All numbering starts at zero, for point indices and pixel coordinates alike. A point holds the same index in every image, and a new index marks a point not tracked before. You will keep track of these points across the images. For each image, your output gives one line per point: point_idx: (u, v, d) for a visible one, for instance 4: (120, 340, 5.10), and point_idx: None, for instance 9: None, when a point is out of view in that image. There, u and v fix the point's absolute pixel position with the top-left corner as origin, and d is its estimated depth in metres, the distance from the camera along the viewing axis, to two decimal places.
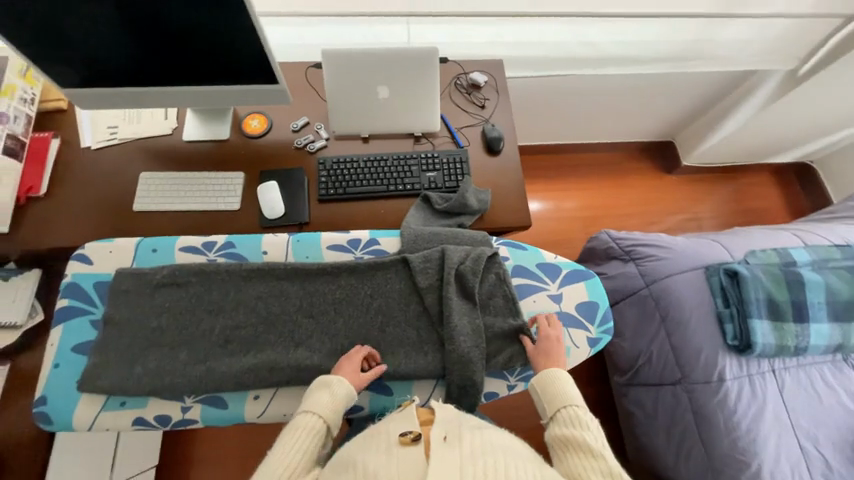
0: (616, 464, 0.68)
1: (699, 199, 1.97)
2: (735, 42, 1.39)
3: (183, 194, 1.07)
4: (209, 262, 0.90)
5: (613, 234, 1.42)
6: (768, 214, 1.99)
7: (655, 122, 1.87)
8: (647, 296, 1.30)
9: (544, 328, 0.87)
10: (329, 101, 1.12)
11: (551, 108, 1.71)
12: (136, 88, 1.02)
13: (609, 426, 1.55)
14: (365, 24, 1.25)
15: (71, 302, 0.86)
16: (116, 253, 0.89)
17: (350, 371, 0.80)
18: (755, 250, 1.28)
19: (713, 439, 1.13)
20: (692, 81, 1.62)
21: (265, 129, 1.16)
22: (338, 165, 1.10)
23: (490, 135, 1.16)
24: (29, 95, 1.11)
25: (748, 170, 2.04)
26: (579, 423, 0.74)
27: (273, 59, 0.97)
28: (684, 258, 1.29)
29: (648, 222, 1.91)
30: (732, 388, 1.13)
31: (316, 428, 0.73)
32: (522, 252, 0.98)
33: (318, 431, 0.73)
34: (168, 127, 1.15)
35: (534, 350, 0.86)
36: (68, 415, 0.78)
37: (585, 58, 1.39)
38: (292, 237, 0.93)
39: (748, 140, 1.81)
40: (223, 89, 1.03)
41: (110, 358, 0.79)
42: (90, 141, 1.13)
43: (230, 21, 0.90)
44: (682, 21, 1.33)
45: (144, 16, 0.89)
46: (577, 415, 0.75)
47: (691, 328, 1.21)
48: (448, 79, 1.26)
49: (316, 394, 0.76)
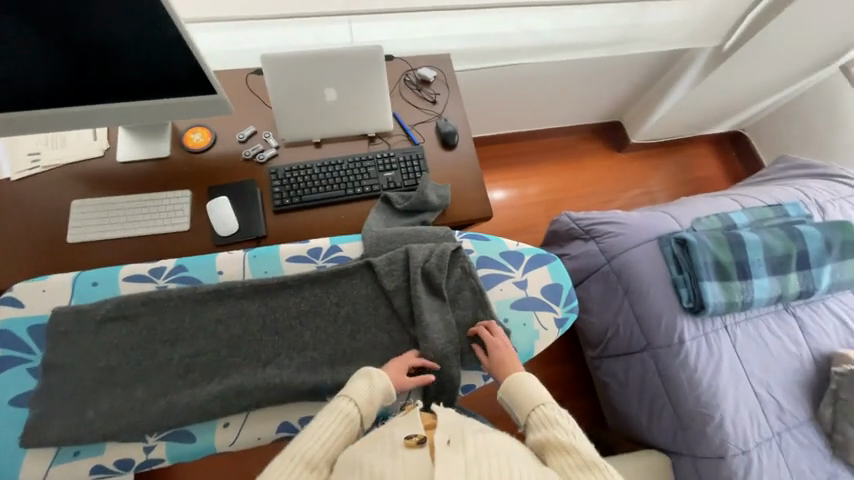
0: (590, 454, 0.68)
1: (648, 174, 2.09)
2: (664, 23, 1.47)
3: (124, 219, 0.99)
4: (159, 289, 0.84)
5: (572, 216, 1.47)
6: (710, 182, 2.13)
7: (602, 104, 1.95)
8: (609, 271, 1.36)
9: (489, 337, 0.86)
10: (275, 108, 1.08)
11: (503, 98, 1.74)
12: (53, 109, 0.93)
13: (588, 398, 1.62)
14: (304, 25, 1.21)
15: (3, 352, 0.78)
16: (50, 292, 0.81)
17: (397, 374, 0.81)
18: (700, 218, 1.37)
19: (681, 399, 1.21)
20: (631, 62, 1.70)
21: (209, 142, 1.10)
22: (291, 173, 1.06)
23: (444, 130, 1.16)
24: None
25: (689, 142, 2.18)
26: (549, 422, 0.75)
27: (207, 68, 0.91)
28: (639, 231, 1.36)
29: (605, 200, 2.00)
30: (692, 348, 1.21)
31: (351, 414, 0.73)
32: (485, 242, 0.99)
33: (352, 420, 0.73)
34: (98, 149, 1.07)
35: (489, 362, 0.86)
36: (13, 476, 0.71)
37: (529, 47, 1.42)
38: (249, 253, 0.89)
39: (686, 114, 1.93)
40: (155, 103, 0.96)
41: (55, 406, 0.73)
42: (8, 172, 1.02)
43: (153, 30, 0.84)
44: (615, 6, 1.38)
45: (52, 31, 0.81)
46: (547, 414, 0.76)
47: (651, 297, 1.27)
48: (397, 77, 1.24)
49: (359, 383, 0.77)
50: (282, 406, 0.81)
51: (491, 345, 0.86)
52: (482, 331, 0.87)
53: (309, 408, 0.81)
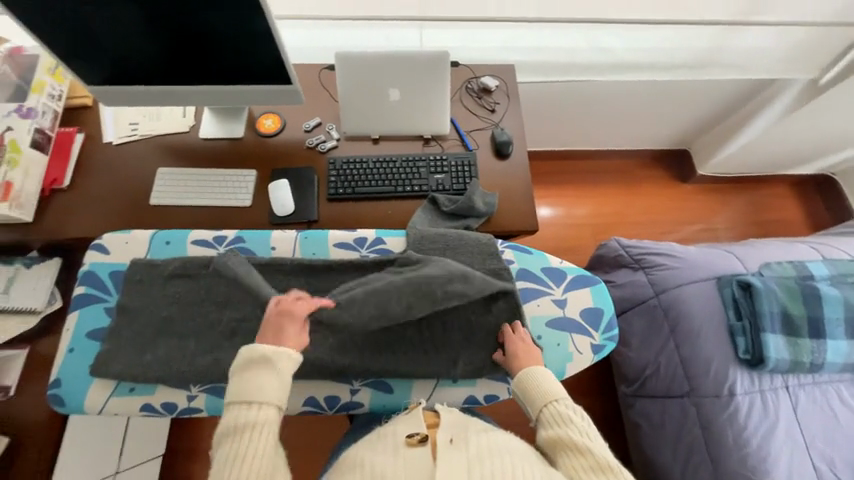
0: (603, 454, 0.68)
1: (713, 209, 1.93)
2: (752, 50, 1.37)
3: (198, 190, 1.10)
4: (219, 256, 0.92)
5: (622, 242, 1.40)
6: (786, 226, 1.93)
7: (670, 130, 1.84)
8: (655, 306, 1.28)
9: (507, 333, 0.86)
10: (341, 103, 1.15)
11: (562, 114, 1.70)
12: (157, 87, 1.06)
13: (613, 437, 1.51)
14: (378, 27, 1.27)
15: (88, 290, 0.90)
16: (132, 245, 0.92)
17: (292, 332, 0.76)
18: (770, 263, 1.25)
19: (722, 455, 1.10)
20: (708, 88, 1.59)
21: (278, 128, 1.19)
22: (347, 165, 1.12)
23: (499, 139, 1.17)
24: (57, 92, 1.15)
25: (766, 181, 1.99)
26: (563, 420, 0.73)
27: (288, 61, 1.00)
28: (695, 268, 1.26)
29: (660, 231, 1.88)
30: (742, 403, 1.10)
31: (266, 418, 0.68)
32: (527, 255, 0.98)
33: (273, 421, 0.68)
34: (185, 125, 1.19)
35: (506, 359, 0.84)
36: (81, 398, 0.81)
37: (597, 64, 1.38)
38: (300, 234, 0.95)
39: (767, 150, 1.77)
40: (239, 89, 1.06)
41: (121, 345, 0.82)
42: (112, 137, 1.17)
43: (249, 24, 0.93)
44: (698, 29, 1.31)
45: (166, 19, 0.93)
46: (560, 411, 0.74)
47: (701, 341, 1.18)
48: (459, 83, 1.27)
49: (253, 380, 0.70)
50: (312, 382, 0.85)
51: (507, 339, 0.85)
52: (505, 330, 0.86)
53: (335, 389, 0.85)
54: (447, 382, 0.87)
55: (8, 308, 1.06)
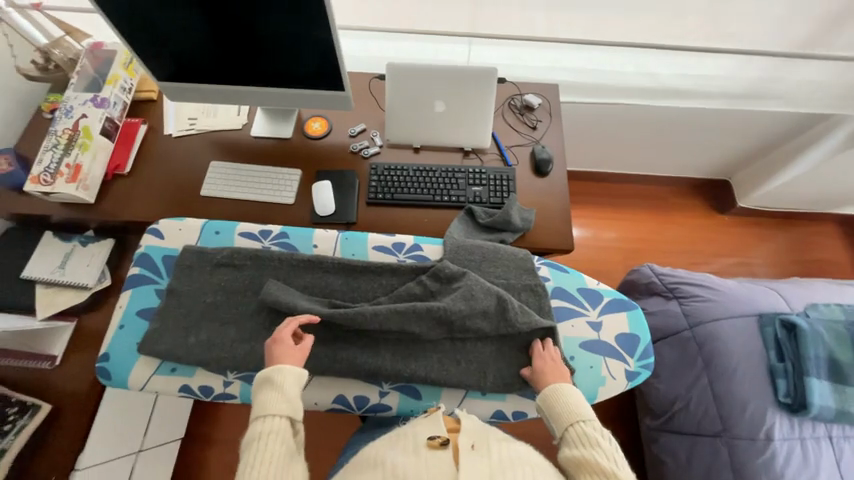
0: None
1: (750, 243, 1.86)
2: (807, 83, 1.34)
3: (245, 185, 1.16)
4: (263, 249, 0.96)
5: (656, 269, 1.37)
6: (831, 267, 1.83)
7: (710, 160, 1.80)
8: (689, 338, 1.23)
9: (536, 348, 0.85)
10: (387, 112, 1.19)
11: (601, 136, 1.70)
12: (221, 85, 1.13)
13: (633, 472, 1.45)
14: (428, 41, 1.31)
15: (142, 271, 0.95)
16: (184, 232, 0.97)
17: (290, 354, 0.79)
18: (817, 304, 1.19)
19: None
20: (755, 119, 1.56)
21: (325, 132, 1.24)
22: (388, 171, 1.15)
23: (539, 156, 1.17)
24: (128, 85, 1.24)
25: (811, 218, 1.91)
26: (588, 442, 0.71)
27: (344, 69, 1.05)
28: (734, 302, 1.22)
29: (692, 261, 1.82)
30: (780, 450, 1.05)
31: (274, 428, 0.71)
32: (563, 274, 0.97)
33: (281, 431, 0.71)
34: (239, 123, 1.26)
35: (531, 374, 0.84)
36: (125, 374, 0.85)
37: (642, 88, 1.38)
38: (341, 235, 0.98)
39: (814, 187, 1.70)
40: (293, 92, 1.12)
41: (167, 326, 0.86)
42: (172, 130, 1.25)
43: (312, 32, 0.98)
44: (751, 59, 1.30)
45: (236, 24, 0.99)
46: (586, 432, 0.72)
47: (737, 379, 1.13)
48: (503, 99, 1.29)
49: (264, 395, 0.74)
50: (343, 381, 0.86)
51: (538, 352, 0.85)
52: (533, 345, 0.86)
53: (364, 389, 0.86)
54: (476, 394, 0.87)
55: (62, 282, 1.13)
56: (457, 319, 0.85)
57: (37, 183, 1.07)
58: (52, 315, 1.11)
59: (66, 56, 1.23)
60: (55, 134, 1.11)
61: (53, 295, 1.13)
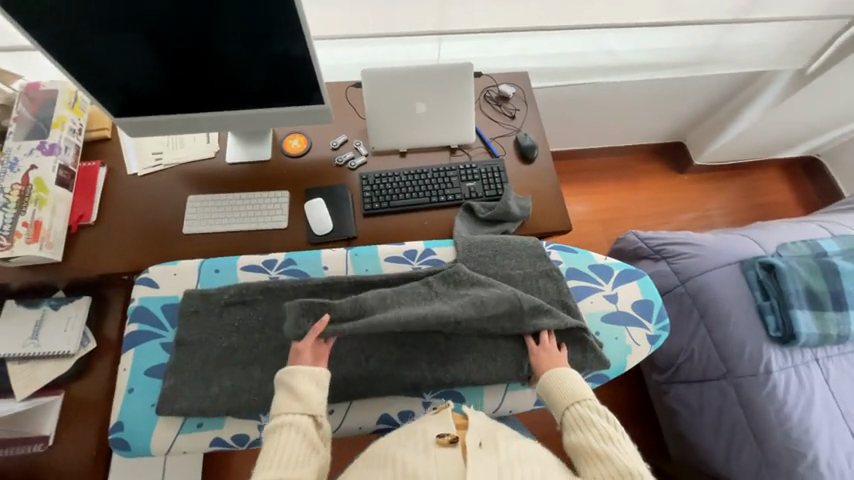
0: (623, 461, 0.68)
1: (711, 196, 2.01)
2: (746, 45, 1.47)
3: (229, 216, 1.08)
4: (271, 279, 0.98)
5: (640, 235, 1.44)
6: (779, 208, 2.03)
7: (668, 125, 1.93)
8: (682, 293, 1.32)
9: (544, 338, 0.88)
10: (369, 119, 1.16)
11: (569, 115, 1.76)
12: (189, 114, 1.05)
13: (646, 427, 1.53)
14: (399, 43, 1.31)
15: (141, 326, 0.93)
16: (180, 276, 0.97)
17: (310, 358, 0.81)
18: (786, 243, 1.31)
19: (767, 432, 1.14)
20: (704, 83, 1.69)
21: (305, 148, 1.19)
22: (380, 179, 1.12)
23: (524, 144, 1.20)
24: (77, 126, 1.12)
25: (759, 166, 2.09)
26: (584, 422, 0.75)
27: (322, 80, 1.00)
28: (717, 254, 1.31)
29: (664, 221, 1.95)
30: (780, 380, 1.15)
31: (290, 422, 0.72)
32: (574, 255, 1.03)
33: (300, 424, 0.72)
34: (210, 151, 1.18)
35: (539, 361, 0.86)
36: (146, 443, 0.82)
37: (605, 66, 1.46)
38: (352, 252, 1.02)
39: (759, 138, 1.87)
40: (270, 111, 1.06)
41: (184, 378, 0.84)
42: (136, 168, 1.15)
43: (284, 46, 0.93)
44: (698, 27, 1.40)
45: (202, 47, 0.92)
46: (581, 415, 0.76)
47: (732, 324, 1.22)
48: (479, 91, 1.30)
49: (280, 395, 0.76)
50: (386, 399, 0.89)
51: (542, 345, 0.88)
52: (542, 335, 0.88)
53: (407, 403, 0.89)
54: (516, 386, 0.91)
55: (38, 354, 1.01)
56: (484, 316, 0.87)
57: None
58: (32, 393, 0.99)
59: None
60: (2, 192, 0.99)
61: (32, 369, 1.01)
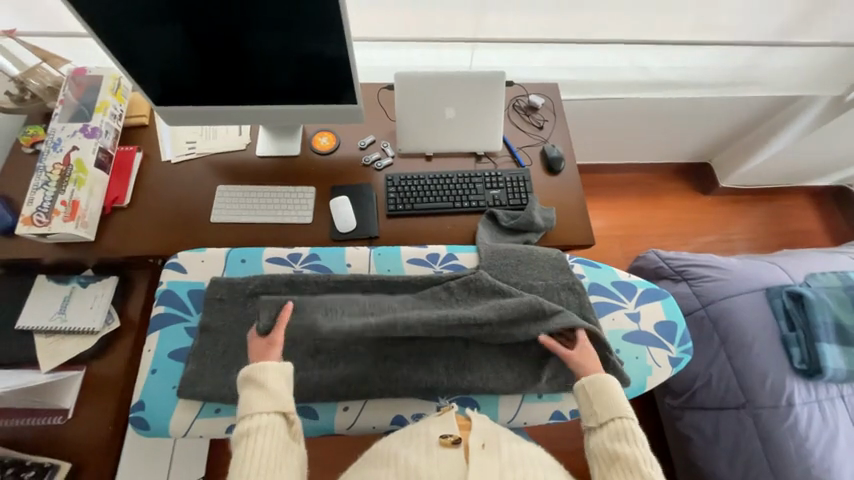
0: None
1: (735, 220, 1.97)
2: (783, 68, 1.44)
3: (256, 207, 1.10)
4: (295, 272, 1.01)
5: (662, 254, 1.42)
6: (806, 237, 1.97)
7: (695, 145, 1.90)
8: (703, 317, 1.29)
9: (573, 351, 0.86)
10: (398, 121, 1.17)
11: (595, 130, 1.75)
12: (225, 107, 1.07)
13: (654, 452, 1.50)
14: (432, 49, 1.32)
15: (167, 309, 0.98)
16: (207, 263, 1.01)
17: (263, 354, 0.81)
18: (815, 273, 1.28)
19: (785, 467, 1.10)
20: (736, 105, 1.66)
21: (334, 146, 1.20)
22: (405, 181, 1.13)
23: (550, 155, 1.19)
24: (118, 111, 1.16)
25: (787, 192, 2.03)
26: (631, 436, 0.73)
27: (357, 81, 1.01)
28: (741, 280, 1.29)
29: (685, 242, 1.91)
30: (801, 414, 1.12)
31: (261, 424, 0.71)
32: (597, 270, 1.04)
33: (270, 425, 0.71)
34: (242, 143, 1.20)
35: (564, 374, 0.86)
36: (166, 423, 0.86)
37: (636, 82, 1.44)
38: (374, 251, 1.04)
39: (789, 164, 1.82)
40: (303, 109, 1.08)
41: (206, 366, 0.88)
42: (170, 155, 1.18)
43: (323, 46, 0.95)
44: (734, 49, 1.38)
45: (244, 42, 0.94)
46: (630, 429, 0.74)
47: (754, 352, 1.19)
48: (508, 100, 1.30)
49: (249, 394, 0.74)
50: (401, 400, 0.90)
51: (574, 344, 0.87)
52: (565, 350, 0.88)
53: (421, 406, 0.90)
54: (532, 398, 0.92)
55: (65, 329, 1.04)
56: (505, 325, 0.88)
57: (31, 225, 0.98)
58: (56, 367, 1.02)
59: (43, 85, 1.14)
60: (44, 170, 1.03)
61: (57, 344, 1.04)
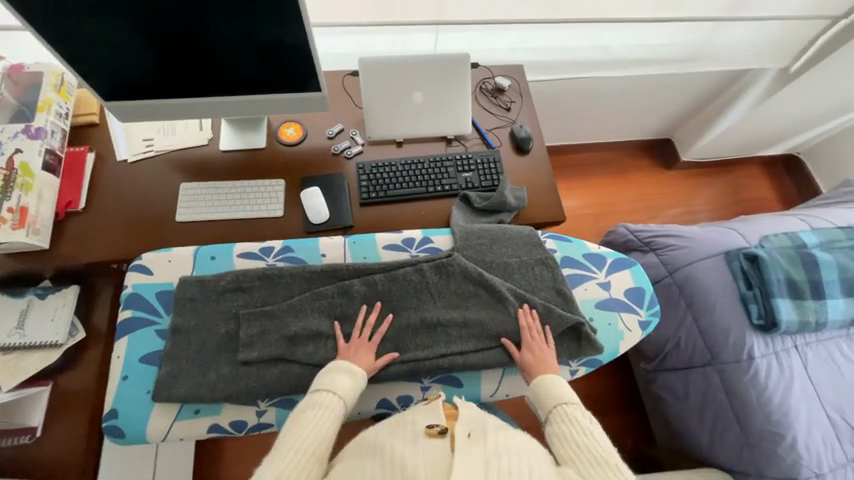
0: (604, 454, 0.74)
1: (698, 191, 2.06)
2: (736, 43, 1.52)
3: (224, 203, 1.07)
4: (269, 267, 0.99)
5: (630, 227, 1.48)
6: (761, 203, 2.09)
7: (658, 121, 1.97)
8: (670, 284, 1.36)
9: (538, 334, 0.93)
10: (365, 108, 1.15)
11: (562, 109, 1.78)
12: (182, 100, 1.02)
13: (632, 414, 1.58)
14: (396, 33, 1.32)
15: (135, 313, 0.94)
16: (175, 263, 0.98)
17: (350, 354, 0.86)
18: (768, 235, 1.36)
19: (748, 415, 1.18)
20: (692, 81, 1.73)
21: (301, 137, 1.17)
22: (377, 169, 1.12)
23: (519, 136, 1.20)
24: (64, 110, 1.09)
25: (742, 162, 2.15)
26: (570, 420, 0.80)
27: (320, 68, 0.99)
28: (703, 246, 1.36)
29: (652, 215, 1.99)
30: (761, 365, 1.20)
31: (332, 404, 0.78)
32: (568, 244, 1.08)
33: (334, 409, 0.78)
34: (203, 138, 1.15)
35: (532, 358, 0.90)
36: (142, 428, 0.84)
37: (598, 60, 1.49)
38: (349, 240, 1.03)
39: (744, 135, 1.92)
40: (265, 98, 1.04)
41: (181, 367, 0.86)
42: (126, 154, 1.12)
43: (280, 31, 0.91)
44: (687, 25, 1.44)
45: (195, 30, 0.90)
46: (569, 412, 0.81)
47: (717, 312, 1.27)
48: (475, 83, 1.30)
49: (332, 374, 0.82)
50: (385, 384, 0.91)
51: (526, 346, 0.91)
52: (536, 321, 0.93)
53: (406, 389, 0.91)
54: (512, 372, 0.95)
55: (25, 344, 0.98)
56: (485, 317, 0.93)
57: None
58: (21, 383, 0.97)
59: None
60: None
61: (15, 361, 0.97)
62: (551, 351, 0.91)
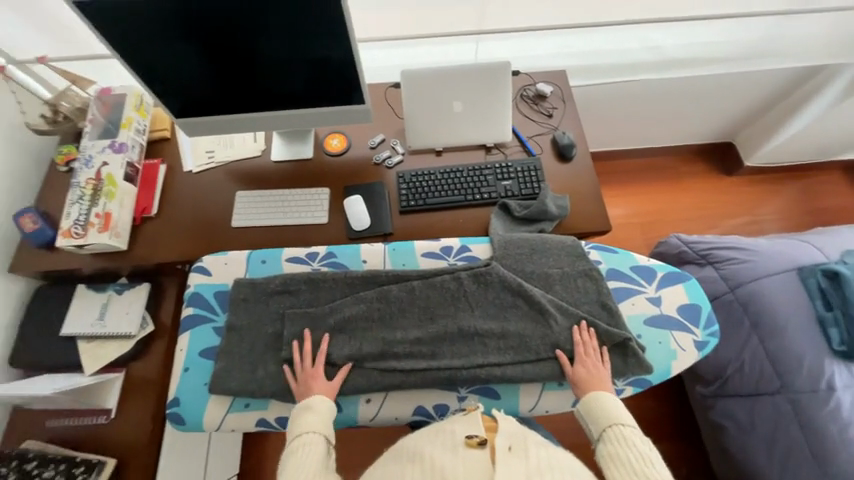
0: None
1: (764, 199, 1.88)
2: (809, 37, 1.38)
3: (275, 210, 1.14)
4: (314, 271, 1.04)
5: (684, 238, 1.38)
6: (844, 213, 1.86)
7: (717, 123, 1.83)
8: (732, 300, 1.24)
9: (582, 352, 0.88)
10: (406, 119, 1.18)
11: (608, 114, 1.71)
12: (240, 115, 1.11)
13: (685, 441, 1.46)
14: (436, 44, 1.35)
15: (196, 311, 1.03)
16: (230, 265, 1.06)
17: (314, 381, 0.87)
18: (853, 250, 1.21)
19: (828, 454, 1.05)
20: (757, 79, 1.59)
21: (345, 147, 1.23)
22: (416, 177, 1.14)
23: (561, 143, 1.17)
24: (142, 126, 1.23)
25: (820, 167, 1.93)
26: (626, 442, 0.77)
27: (364, 82, 1.04)
28: (771, 260, 1.23)
29: (710, 225, 1.84)
30: (843, 398, 1.07)
31: (313, 442, 0.80)
32: (615, 256, 1.03)
33: (318, 445, 0.79)
34: (257, 150, 1.24)
35: (574, 375, 0.87)
36: (199, 418, 0.91)
37: (648, 62, 1.42)
38: (389, 247, 1.06)
39: (821, 137, 1.73)
40: (313, 111, 1.10)
41: (234, 363, 0.92)
42: (191, 166, 1.24)
43: (328, 48, 0.97)
44: (749, 20, 1.34)
45: (253, 52, 0.98)
46: (624, 434, 0.78)
47: (788, 335, 1.14)
48: (516, 90, 1.29)
49: (303, 415, 0.83)
50: (421, 391, 0.92)
51: (579, 360, 0.87)
52: (578, 337, 0.89)
53: (441, 398, 0.91)
54: (553, 386, 0.91)
55: (104, 333, 1.11)
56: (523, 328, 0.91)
57: (70, 237, 1.05)
58: (98, 369, 1.09)
59: (74, 106, 1.22)
60: (79, 185, 1.10)
61: (97, 347, 1.11)
62: (606, 371, 0.87)
